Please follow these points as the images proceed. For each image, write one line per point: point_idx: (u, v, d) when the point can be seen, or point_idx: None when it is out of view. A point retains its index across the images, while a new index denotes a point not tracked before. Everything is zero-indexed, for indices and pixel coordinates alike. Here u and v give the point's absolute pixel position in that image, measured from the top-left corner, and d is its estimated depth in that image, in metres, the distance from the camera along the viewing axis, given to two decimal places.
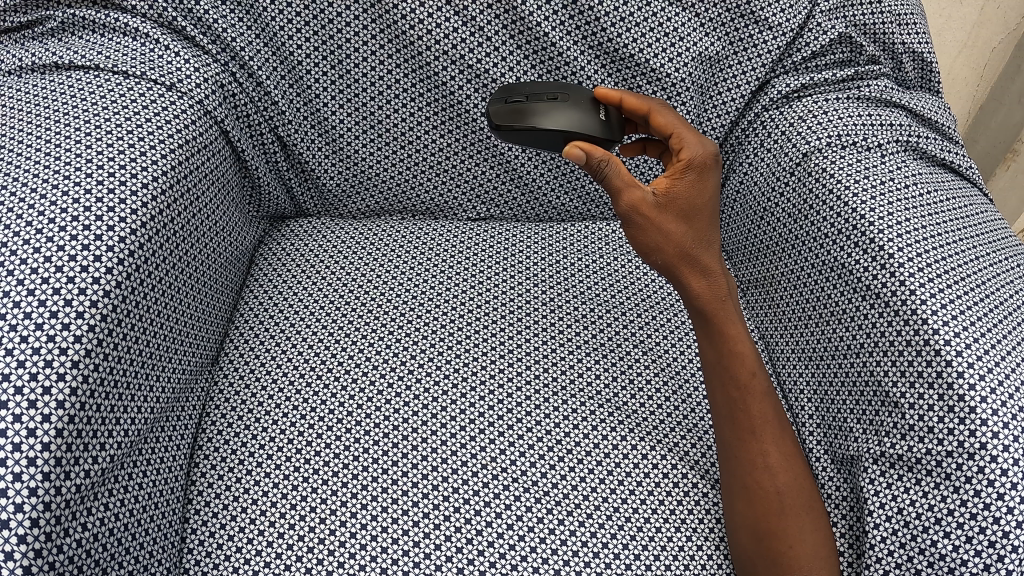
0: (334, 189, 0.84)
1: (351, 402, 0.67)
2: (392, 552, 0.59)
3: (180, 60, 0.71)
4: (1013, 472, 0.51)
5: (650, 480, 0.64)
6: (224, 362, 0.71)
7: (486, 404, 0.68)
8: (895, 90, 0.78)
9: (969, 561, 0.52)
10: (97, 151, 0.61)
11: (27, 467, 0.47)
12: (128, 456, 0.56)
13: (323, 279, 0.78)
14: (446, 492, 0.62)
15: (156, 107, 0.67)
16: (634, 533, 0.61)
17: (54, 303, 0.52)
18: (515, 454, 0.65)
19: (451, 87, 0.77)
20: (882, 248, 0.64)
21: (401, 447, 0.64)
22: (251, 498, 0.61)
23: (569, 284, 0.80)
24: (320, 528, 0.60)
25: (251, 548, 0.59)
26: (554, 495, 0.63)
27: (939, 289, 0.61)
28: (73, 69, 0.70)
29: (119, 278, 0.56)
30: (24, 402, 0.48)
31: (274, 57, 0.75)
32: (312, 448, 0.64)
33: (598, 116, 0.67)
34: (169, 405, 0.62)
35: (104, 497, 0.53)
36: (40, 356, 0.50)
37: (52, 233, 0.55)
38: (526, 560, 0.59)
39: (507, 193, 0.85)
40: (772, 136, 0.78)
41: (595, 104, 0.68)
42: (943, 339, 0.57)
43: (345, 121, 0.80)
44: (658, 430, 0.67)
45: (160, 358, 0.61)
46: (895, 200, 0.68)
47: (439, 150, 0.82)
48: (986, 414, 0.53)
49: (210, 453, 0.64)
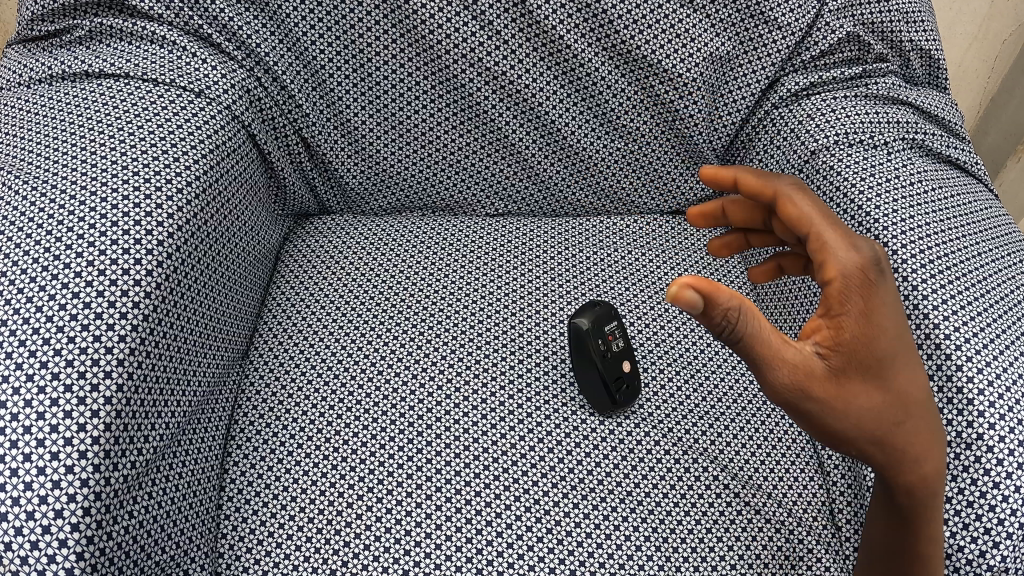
0: (356, 187, 0.86)
1: (377, 392, 0.71)
2: (416, 534, 0.62)
3: (207, 66, 0.73)
4: (1009, 461, 0.55)
5: (663, 466, 0.67)
6: (253, 355, 0.74)
7: (506, 393, 0.71)
8: (904, 87, 0.79)
9: (965, 548, 0.54)
10: (132, 160, 0.65)
11: (78, 459, 0.51)
12: (168, 448, 0.60)
13: (348, 275, 0.81)
14: (466, 479, 0.65)
15: (187, 113, 0.70)
16: (646, 516, 0.64)
17: (99, 305, 0.56)
18: (534, 441, 0.68)
19: (469, 89, 0.80)
20: (886, 245, 0.66)
21: (426, 435, 0.68)
22: (283, 484, 0.65)
23: (582, 275, 0.82)
24: (348, 513, 0.63)
25: (283, 532, 0.62)
26: (570, 480, 0.66)
27: (941, 285, 0.63)
28: (103, 77, 0.73)
29: (159, 279, 0.60)
30: (74, 398, 0.52)
31: (297, 61, 0.78)
32: (340, 438, 0.68)
33: (612, 396, 0.68)
34: (206, 398, 0.66)
35: (149, 487, 0.57)
36: (87, 355, 0.54)
37: (96, 239, 0.59)
38: (541, 541, 0.62)
39: (523, 188, 0.88)
40: (782, 133, 0.79)
41: (634, 384, 0.69)
42: (943, 334, 0.60)
43: (366, 121, 0.82)
44: (669, 418, 0.70)
45: (196, 357, 0.65)
46: (901, 198, 0.69)
47: (456, 148, 0.84)
48: (983, 406, 0.56)
49: (243, 443, 0.67)
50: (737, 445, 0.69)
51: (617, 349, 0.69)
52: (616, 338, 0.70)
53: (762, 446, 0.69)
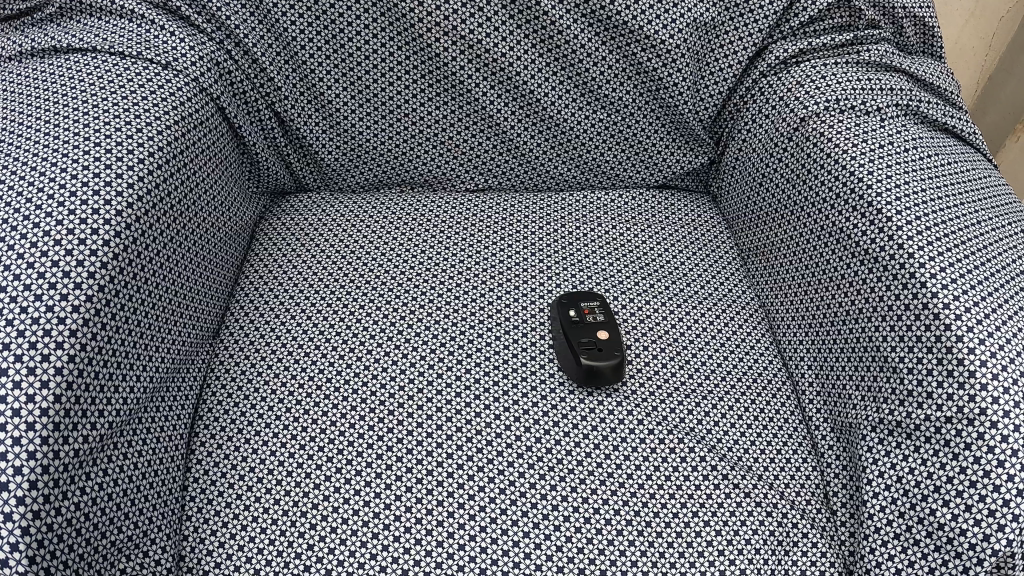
0: (333, 165, 0.84)
1: (349, 369, 0.68)
2: (386, 516, 0.59)
3: (176, 40, 0.72)
4: (1014, 439, 0.50)
5: (646, 446, 0.64)
6: (225, 335, 0.71)
7: (484, 371, 0.68)
8: (896, 55, 0.76)
9: (968, 532, 0.51)
10: (94, 130, 0.63)
11: (25, 431, 0.48)
12: (127, 424, 0.57)
13: (322, 252, 0.78)
14: (438, 459, 0.63)
15: (153, 85, 0.68)
16: (629, 498, 0.61)
17: (53, 276, 0.53)
18: (510, 420, 0.65)
19: (445, 59, 0.77)
20: (880, 211, 0.63)
21: (398, 413, 0.65)
22: (249, 465, 0.62)
23: (565, 252, 0.79)
24: (315, 493, 0.60)
25: (248, 515, 0.59)
26: (548, 460, 0.63)
27: (938, 253, 0.60)
28: (71, 52, 0.71)
29: (116, 250, 0.57)
30: (23, 369, 0.49)
31: (269, 34, 0.76)
32: (310, 416, 0.65)
33: (579, 360, 0.66)
34: (170, 375, 0.63)
35: (103, 464, 0.54)
36: (39, 326, 0.51)
37: (52, 209, 0.56)
38: (517, 524, 0.59)
39: (504, 162, 0.86)
40: (770, 102, 0.76)
41: (607, 348, 0.66)
42: (941, 304, 0.57)
43: (340, 95, 0.80)
44: (652, 396, 0.68)
45: (159, 331, 0.62)
46: (893, 163, 0.67)
47: (433, 121, 0.82)
48: (985, 378, 0.52)
49: (210, 423, 0.65)
50: (725, 425, 0.66)
51: (592, 320, 0.69)
52: (596, 314, 0.70)
53: (752, 426, 0.66)
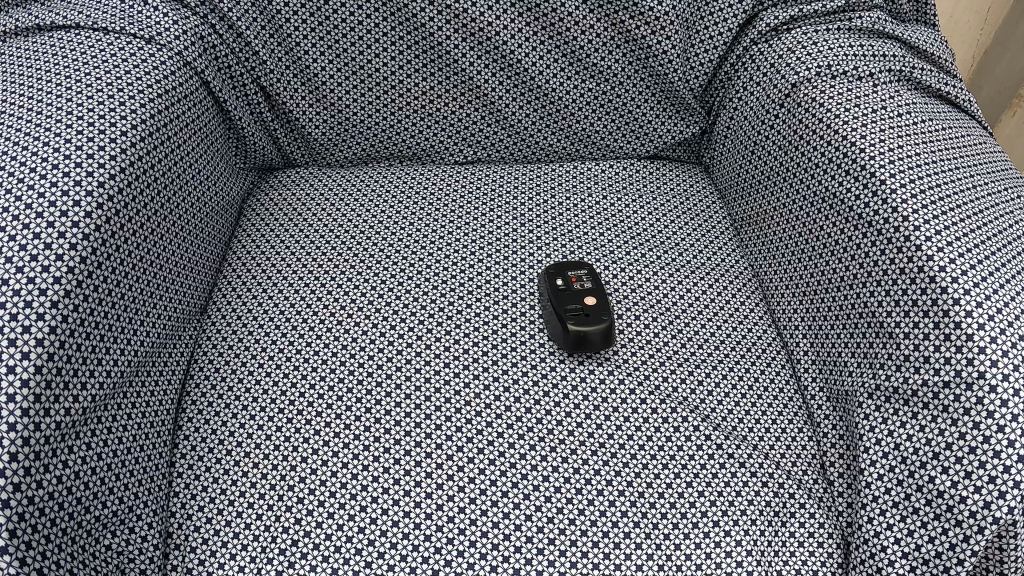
0: (320, 139, 0.84)
1: (337, 342, 0.67)
2: (374, 489, 0.58)
3: (163, 16, 0.72)
4: (1014, 402, 0.49)
5: (638, 417, 0.63)
6: (212, 311, 0.70)
7: (471, 342, 0.68)
8: (889, 22, 0.76)
9: (969, 499, 0.49)
10: (77, 104, 0.62)
11: (6, 404, 0.47)
12: (111, 398, 0.56)
13: (310, 227, 0.78)
14: (427, 430, 0.62)
15: (137, 58, 0.68)
16: (621, 468, 0.60)
17: (35, 249, 0.52)
18: (500, 391, 0.64)
19: (431, 29, 0.77)
20: (874, 174, 0.62)
21: (386, 385, 0.64)
22: (235, 440, 0.61)
23: (555, 227, 0.79)
24: (301, 467, 0.59)
25: (235, 489, 0.58)
26: (537, 431, 0.62)
27: (935, 215, 0.59)
28: (55, 29, 0.70)
29: (98, 221, 0.56)
30: (4, 340, 0.48)
31: (252, 6, 0.75)
32: (298, 388, 0.64)
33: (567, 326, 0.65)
34: (155, 349, 0.62)
35: (87, 437, 0.53)
36: (20, 298, 0.50)
37: (35, 182, 0.55)
38: (506, 495, 0.58)
39: (492, 135, 0.85)
40: (761, 70, 0.76)
41: (595, 314, 0.66)
42: (937, 266, 0.55)
43: (327, 68, 0.79)
44: (642, 366, 0.67)
45: (144, 304, 0.61)
46: (885, 126, 0.66)
47: (421, 93, 0.82)
48: (984, 341, 0.51)
49: (198, 398, 0.64)
50: (720, 396, 0.65)
51: (580, 288, 0.68)
52: (584, 282, 0.69)
53: (747, 396, 0.65)
